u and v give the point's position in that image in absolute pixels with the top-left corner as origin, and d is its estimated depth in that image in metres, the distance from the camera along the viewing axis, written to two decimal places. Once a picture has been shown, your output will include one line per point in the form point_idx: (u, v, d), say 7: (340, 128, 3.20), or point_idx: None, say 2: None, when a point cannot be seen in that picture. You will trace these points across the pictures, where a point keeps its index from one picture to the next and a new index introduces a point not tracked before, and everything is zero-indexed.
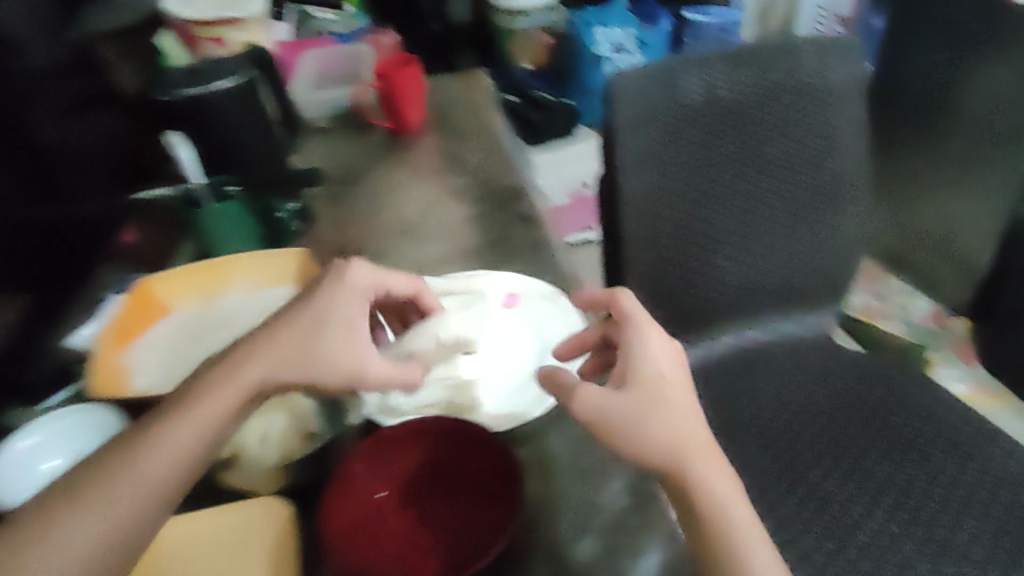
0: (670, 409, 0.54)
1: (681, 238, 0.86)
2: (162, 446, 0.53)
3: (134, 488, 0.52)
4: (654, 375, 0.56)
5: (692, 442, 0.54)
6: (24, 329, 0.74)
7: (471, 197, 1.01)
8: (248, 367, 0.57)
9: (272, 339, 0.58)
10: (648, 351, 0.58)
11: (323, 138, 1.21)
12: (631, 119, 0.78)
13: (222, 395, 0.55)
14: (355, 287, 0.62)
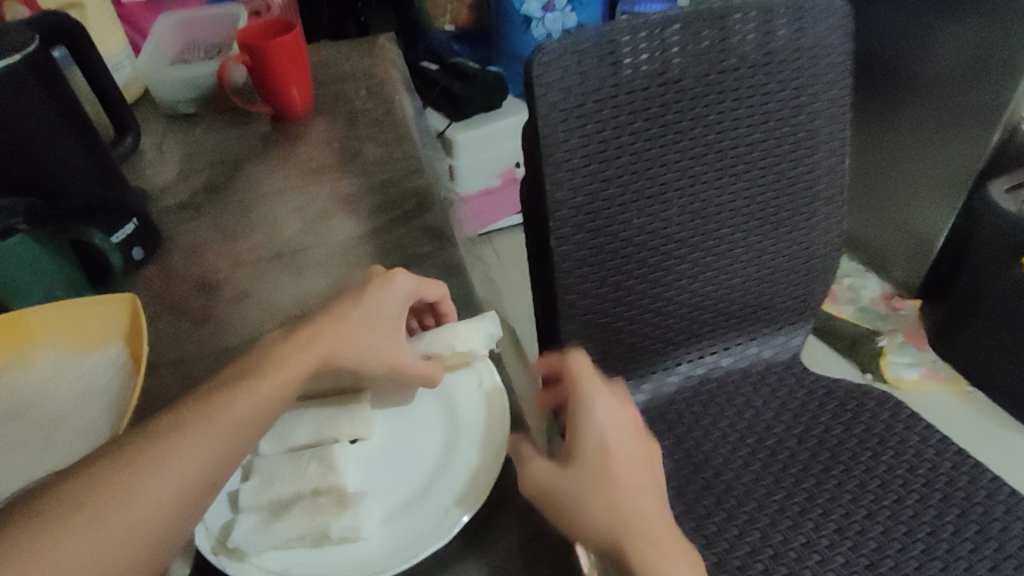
0: (624, 494, 0.44)
1: (625, 256, 0.69)
2: (223, 420, 0.42)
3: (195, 470, 0.39)
4: (605, 447, 0.46)
5: (649, 532, 0.44)
6: None
7: (369, 207, 0.81)
8: (311, 348, 0.48)
9: (322, 324, 0.50)
10: (601, 418, 0.47)
11: (189, 129, 0.98)
12: (560, 109, 0.60)
13: (281, 374, 0.46)
14: (403, 287, 0.55)
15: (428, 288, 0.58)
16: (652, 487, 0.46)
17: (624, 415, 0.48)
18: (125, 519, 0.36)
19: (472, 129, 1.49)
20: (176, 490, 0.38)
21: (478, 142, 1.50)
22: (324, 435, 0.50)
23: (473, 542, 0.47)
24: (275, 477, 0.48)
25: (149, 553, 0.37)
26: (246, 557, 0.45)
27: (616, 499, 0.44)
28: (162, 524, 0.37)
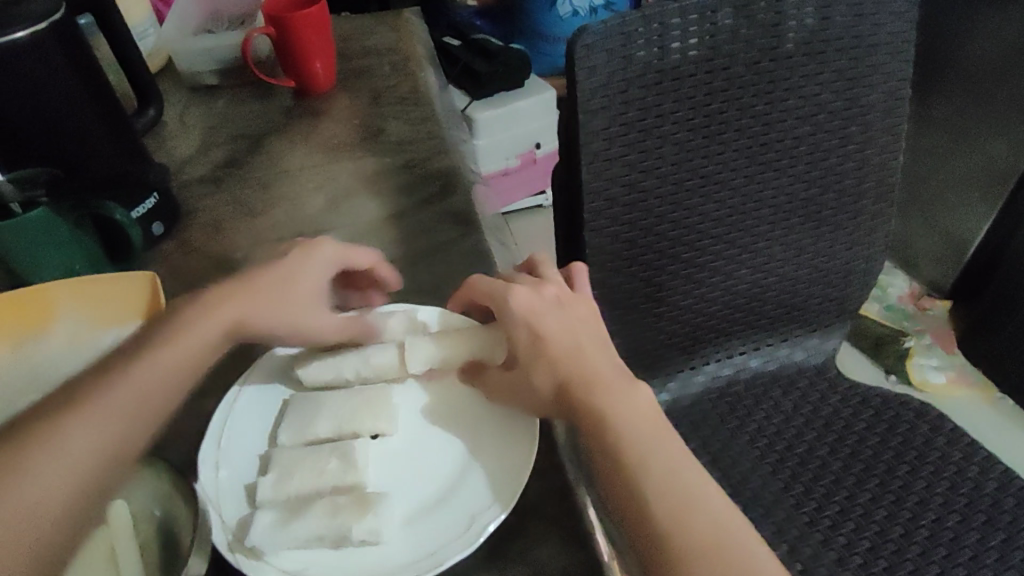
0: (560, 354, 0.49)
1: (658, 252, 0.67)
2: (127, 392, 0.44)
3: (94, 440, 0.41)
4: (532, 318, 0.51)
5: (596, 379, 0.48)
6: None
7: (393, 189, 0.78)
8: (220, 311, 0.50)
9: (234, 288, 0.52)
10: (525, 297, 0.51)
11: (209, 102, 0.95)
12: (601, 93, 0.57)
13: (189, 338, 0.48)
14: (326, 255, 0.56)
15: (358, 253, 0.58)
16: (588, 340, 0.50)
17: (547, 286, 0.53)
18: (34, 493, 0.39)
19: (496, 109, 1.45)
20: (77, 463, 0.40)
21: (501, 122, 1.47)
22: (345, 428, 0.49)
23: (501, 551, 0.45)
24: (294, 471, 0.47)
25: (55, 528, 0.39)
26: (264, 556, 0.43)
27: (557, 360, 0.49)
28: (67, 496, 0.39)
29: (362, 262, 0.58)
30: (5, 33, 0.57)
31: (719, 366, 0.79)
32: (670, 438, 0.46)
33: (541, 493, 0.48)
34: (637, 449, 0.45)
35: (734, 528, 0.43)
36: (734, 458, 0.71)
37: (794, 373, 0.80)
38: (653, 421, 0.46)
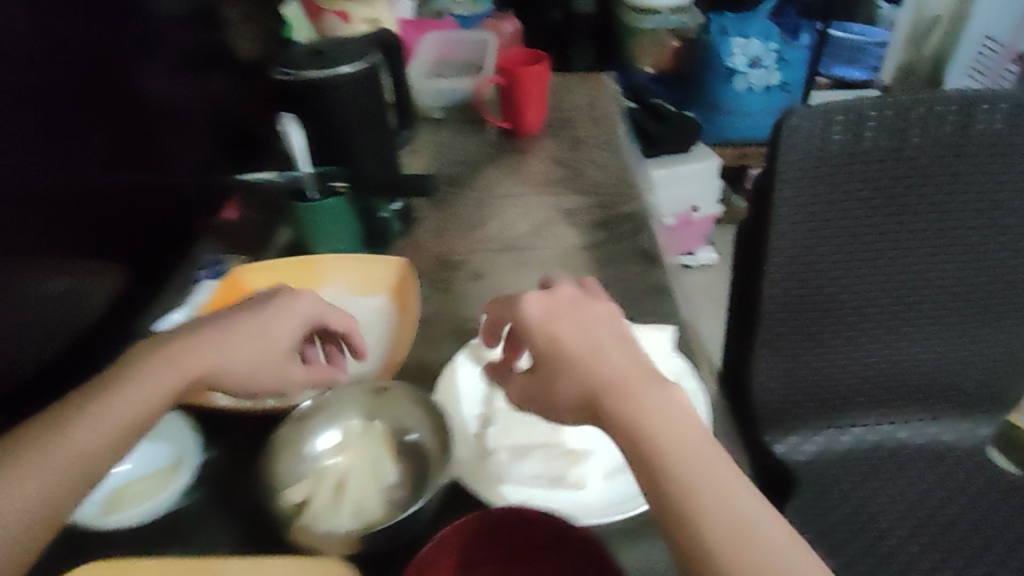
0: (576, 359, 0.47)
1: (827, 312, 0.74)
2: (102, 421, 0.48)
3: (33, 496, 0.45)
4: (548, 322, 0.49)
5: (624, 382, 0.45)
6: (114, 299, 0.74)
7: (588, 222, 0.91)
8: (185, 363, 0.53)
9: (189, 344, 0.54)
10: (538, 299, 0.50)
11: (435, 131, 1.14)
12: (797, 168, 0.67)
13: (142, 393, 0.51)
14: (298, 314, 0.59)
15: (333, 317, 0.62)
16: (609, 343, 0.48)
17: (562, 289, 0.51)
18: None
19: (665, 169, 1.58)
20: (46, 475, 0.45)
21: (669, 182, 1.60)
22: None
23: None
24: (512, 428, 0.59)
25: None
26: (494, 484, 0.55)
27: (563, 366, 0.47)
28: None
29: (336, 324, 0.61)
30: (339, 68, 0.78)
31: (864, 431, 0.84)
32: (707, 452, 0.42)
33: None
34: (671, 462, 0.42)
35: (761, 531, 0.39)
36: (871, 515, 0.76)
37: (940, 450, 0.83)
38: (702, 434, 0.43)
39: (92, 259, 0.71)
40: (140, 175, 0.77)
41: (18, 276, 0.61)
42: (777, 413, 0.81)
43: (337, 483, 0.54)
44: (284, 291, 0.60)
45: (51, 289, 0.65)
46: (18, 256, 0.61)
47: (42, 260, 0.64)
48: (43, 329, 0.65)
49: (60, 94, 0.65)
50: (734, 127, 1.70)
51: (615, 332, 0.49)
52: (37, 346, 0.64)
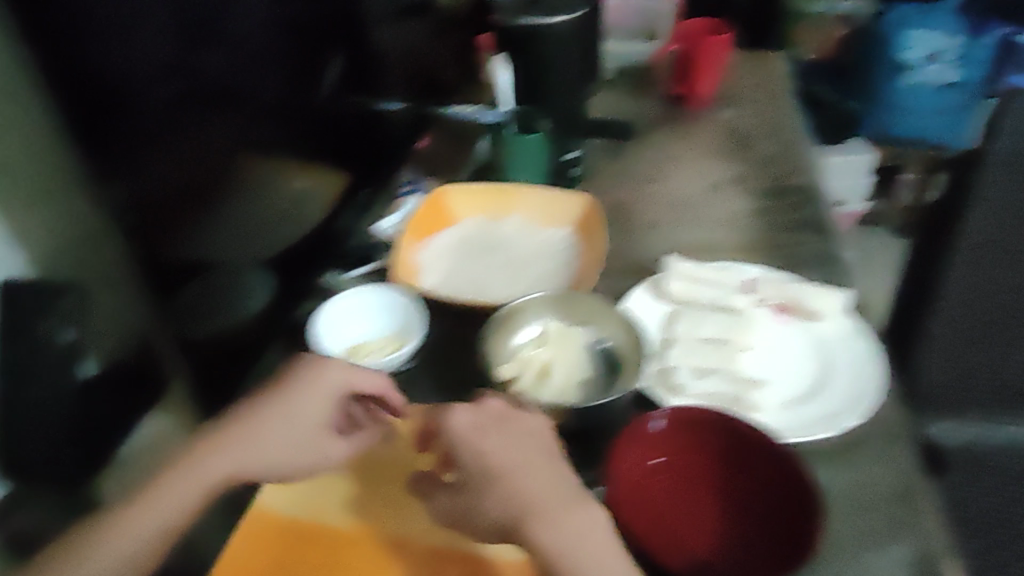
0: (500, 479, 0.51)
1: (1008, 300, 0.75)
2: (148, 510, 0.56)
3: (120, 559, 0.55)
4: (473, 447, 0.53)
5: (539, 507, 0.50)
6: (338, 203, 0.85)
7: (760, 190, 0.94)
8: (215, 459, 0.58)
9: (217, 447, 0.58)
10: (463, 415, 0.55)
11: (609, 90, 1.20)
12: (1003, 156, 0.69)
13: (175, 499, 0.57)
14: (325, 390, 0.59)
15: (358, 378, 0.59)
16: (533, 457, 0.52)
17: (489, 400, 0.55)
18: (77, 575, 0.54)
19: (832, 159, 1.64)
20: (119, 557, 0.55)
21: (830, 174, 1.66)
22: (725, 335, 0.68)
23: (845, 457, 0.59)
24: (692, 352, 0.65)
25: None
26: (678, 395, 0.62)
27: (485, 490, 0.52)
28: None
29: (368, 387, 0.59)
30: (546, 19, 0.82)
31: None
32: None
33: (880, 433, 0.61)
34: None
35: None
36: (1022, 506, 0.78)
37: None
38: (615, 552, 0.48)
39: (327, 163, 0.81)
40: (366, 98, 0.87)
41: (270, 174, 0.71)
42: (934, 393, 0.83)
43: (541, 370, 0.64)
44: (307, 364, 0.60)
45: (296, 184, 0.76)
46: (275, 153, 0.71)
47: (293, 162, 0.74)
48: (290, 218, 0.76)
49: (314, 24, 0.74)
50: (898, 123, 1.64)
51: (540, 441, 0.53)
52: (284, 230, 0.75)
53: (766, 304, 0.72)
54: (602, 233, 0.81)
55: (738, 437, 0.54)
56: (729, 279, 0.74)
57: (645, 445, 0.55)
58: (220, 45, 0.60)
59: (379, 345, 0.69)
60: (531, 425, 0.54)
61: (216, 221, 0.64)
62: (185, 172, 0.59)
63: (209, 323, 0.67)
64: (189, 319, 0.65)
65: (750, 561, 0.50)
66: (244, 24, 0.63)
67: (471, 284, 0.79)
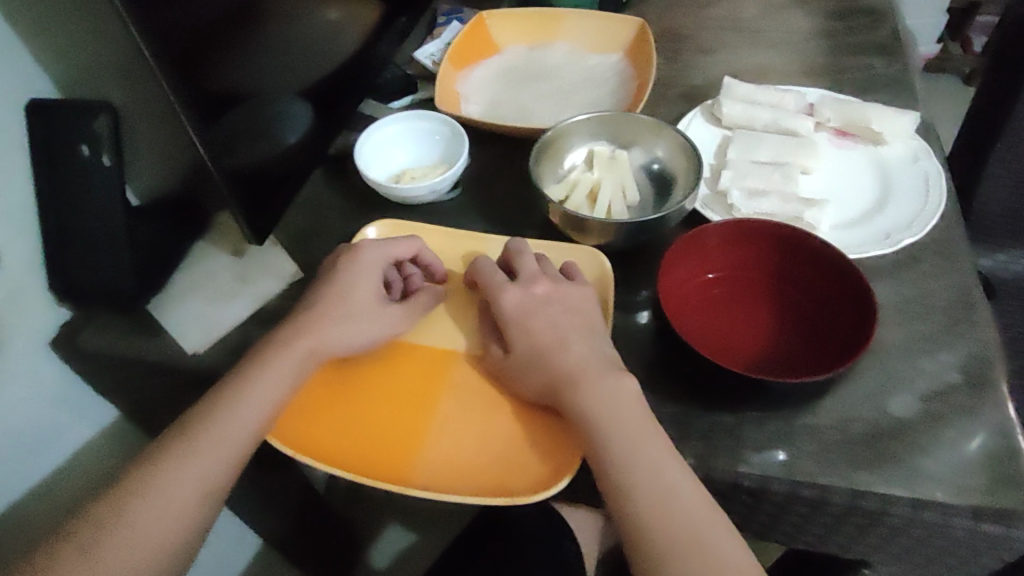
0: (547, 349, 0.51)
1: None
2: (208, 441, 0.49)
3: (199, 487, 0.48)
4: (521, 314, 0.53)
5: (582, 371, 0.50)
6: (374, 32, 0.81)
7: (825, 12, 0.87)
8: (288, 354, 0.52)
9: (281, 345, 0.53)
10: (515, 294, 0.54)
11: None
12: None
13: (247, 407, 0.50)
14: (374, 268, 0.57)
15: (398, 250, 0.59)
16: (575, 336, 0.52)
17: (538, 281, 0.55)
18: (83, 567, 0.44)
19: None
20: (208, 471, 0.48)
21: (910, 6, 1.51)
22: (781, 158, 0.65)
23: (900, 271, 0.59)
24: (747, 173, 0.64)
25: None
26: (733, 214, 0.62)
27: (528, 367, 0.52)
28: None
29: (404, 250, 0.59)
30: None
31: None
32: (656, 442, 0.48)
33: (937, 249, 0.60)
34: (623, 458, 0.47)
35: (683, 493, 0.46)
36: None
37: None
38: (645, 418, 0.49)
39: None
40: None
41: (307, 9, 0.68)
42: (993, 228, 0.81)
43: (590, 192, 0.63)
44: (347, 248, 0.59)
45: (328, 17, 0.72)
46: None
47: None
48: (323, 53, 0.73)
49: None
50: None
51: (580, 317, 0.54)
52: (318, 65, 0.72)
53: (826, 131, 0.69)
54: (653, 57, 0.77)
55: (790, 243, 0.54)
56: (788, 103, 0.71)
57: (700, 256, 0.56)
58: None
59: (424, 170, 0.68)
60: (573, 297, 0.55)
61: (249, 54, 0.62)
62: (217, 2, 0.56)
63: (256, 149, 0.65)
64: (241, 147, 0.63)
65: (805, 354, 0.52)
66: None
67: (516, 110, 0.76)
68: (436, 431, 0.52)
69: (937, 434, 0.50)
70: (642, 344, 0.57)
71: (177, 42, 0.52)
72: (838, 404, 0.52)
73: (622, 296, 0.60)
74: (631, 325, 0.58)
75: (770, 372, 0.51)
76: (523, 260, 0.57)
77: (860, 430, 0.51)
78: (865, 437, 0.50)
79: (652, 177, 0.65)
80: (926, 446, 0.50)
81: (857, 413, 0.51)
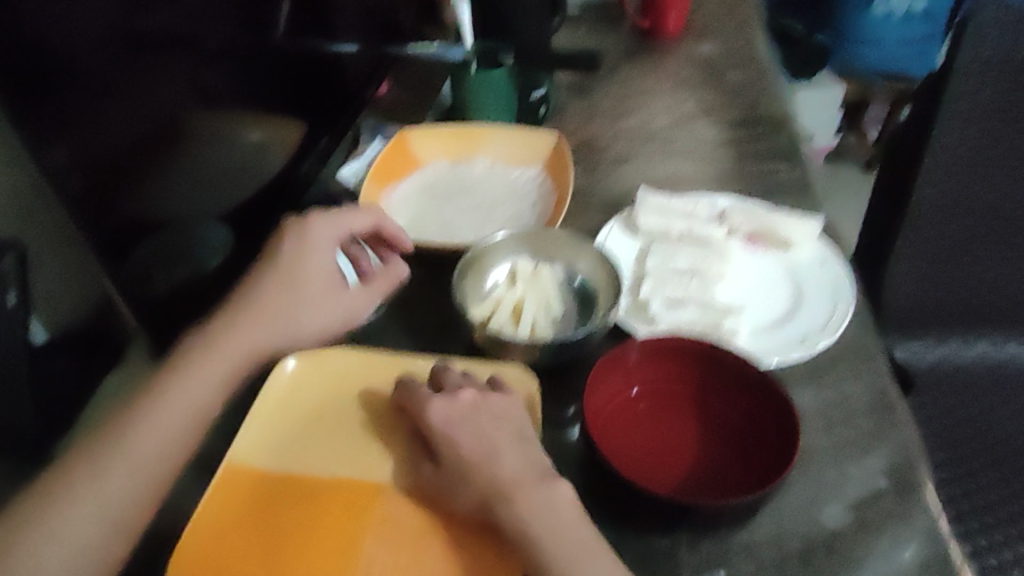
0: (475, 466, 0.49)
1: (966, 220, 0.77)
2: (131, 453, 0.51)
3: (129, 485, 0.50)
4: (447, 428, 0.51)
5: (513, 484, 0.48)
6: (296, 151, 0.81)
7: (730, 121, 0.92)
8: (213, 349, 0.56)
9: (205, 341, 0.57)
10: (440, 406, 0.52)
11: (574, 26, 1.16)
12: (974, 69, 0.69)
13: (173, 411, 0.53)
14: (319, 237, 0.63)
15: (357, 222, 0.65)
16: (506, 444, 0.50)
17: (465, 388, 0.53)
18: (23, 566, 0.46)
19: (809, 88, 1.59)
20: (117, 493, 0.50)
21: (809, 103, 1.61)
22: (699, 266, 0.67)
23: (818, 375, 0.60)
24: (666, 282, 0.65)
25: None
26: (655, 326, 0.62)
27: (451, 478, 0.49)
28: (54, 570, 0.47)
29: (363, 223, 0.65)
30: None
31: (983, 350, 0.87)
32: (598, 550, 0.46)
33: (851, 351, 0.62)
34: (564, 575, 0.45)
35: None
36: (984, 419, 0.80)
37: None
38: (585, 528, 0.47)
39: (284, 113, 0.78)
40: (318, 40, 0.82)
41: (227, 128, 0.68)
42: (902, 316, 0.85)
43: (514, 309, 0.63)
44: (295, 222, 0.63)
45: (253, 138, 0.73)
46: (229, 107, 0.68)
47: (248, 112, 0.71)
48: (249, 173, 0.73)
49: None
50: (864, 56, 1.66)
51: (507, 424, 0.52)
52: (244, 181, 0.72)
53: (738, 236, 0.72)
54: (571, 170, 0.80)
55: (712, 359, 0.55)
56: (702, 210, 0.73)
57: (624, 371, 0.55)
58: None
59: (345, 293, 0.66)
60: (504, 404, 0.53)
61: (170, 179, 0.61)
62: (134, 127, 0.56)
63: (174, 275, 0.64)
64: (151, 273, 0.61)
65: (735, 473, 0.51)
66: None
67: (441, 227, 0.76)
68: (370, 544, 0.49)
69: (870, 546, 0.49)
70: (571, 468, 0.55)
71: (82, 171, 0.51)
72: (771, 519, 0.51)
73: (551, 416, 0.59)
74: (562, 448, 0.56)
75: (702, 495, 0.50)
76: (448, 377, 0.55)
77: (795, 548, 0.49)
78: (799, 553, 0.49)
79: (576, 289, 0.65)
80: (860, 559, 0.49)
81: (790, 528, 0.50)
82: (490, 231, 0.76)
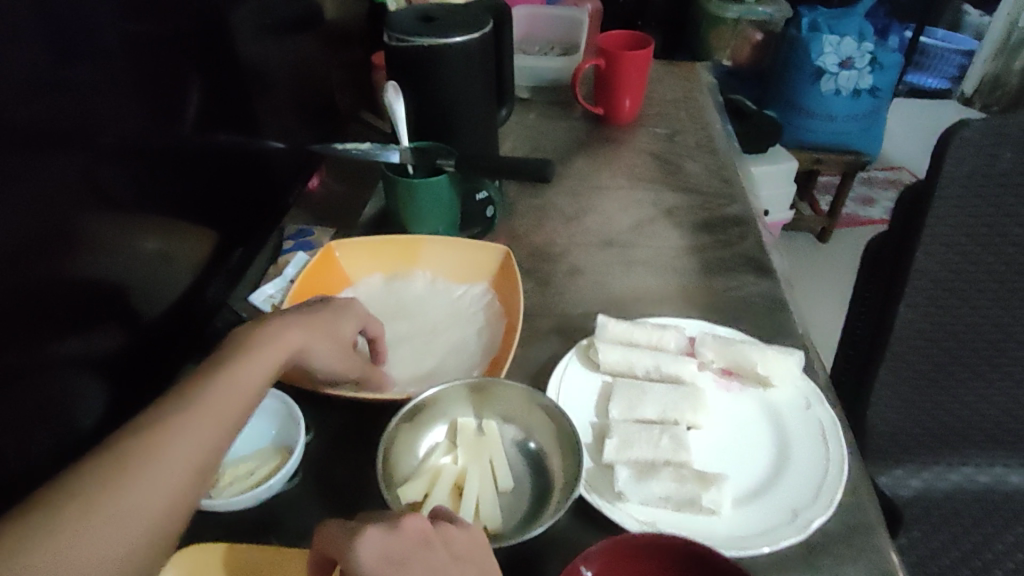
0: None
1: (952, 344, 0.71)
2: (156, 476, 0.40)
3: (153, 511, 0.39)
4: (388, 572, 0.37)
5: None
6: (205, 266, 0.68)
7: (691, 223, 0.85)
8: (236, 376, 0.47)
9: (221, 388, 0.46)
10: (376, 541, 0.38)
11: (522, 112, 1.08)
12: (957, 188, 0.63)
13: (179, 457, 0.42)
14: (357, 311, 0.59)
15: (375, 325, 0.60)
16: None
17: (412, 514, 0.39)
18: None
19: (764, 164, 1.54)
20: (141, 525, 0.39)
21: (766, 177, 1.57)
22: (668, 416, 0.58)
23: (815, 562, 0.51)
24: (633, 440, 0.55)
25: None
26: (619, 501, 0.52)
27: None
28: None
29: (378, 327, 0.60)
30: (447, 39, 0.72)
31: (969, 474, 0.80)
32: None
33: (846, 524, 0.53)
34: None
35: None
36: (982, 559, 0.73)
37: None
38: None
39: (192, 219, 0.64)
40: (236, 136, 0.70)
41: (133, 238, 0.56)
42: (886, 442, 0.77)
43: (453, 484, 0.52)
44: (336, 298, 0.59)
45: (152, 249, 0.59)
46: (135, 215, 0.56)
47: (156, 220, 0.59)
48: (145, 292, 0.58)
49: (167, 45, 0.58)
50: (815, 130, 1.65)
51: (469, 567, 0.40)
52: (146, 305, 0.59)
53: (710, 372, 0.63)
54: (522, 288, 0.70)
55: (685, 559, 0.45)
56: (668, 341, 0.65)
57: None
58: (67, 82, 0.48)
59: (247, 467, 0.54)
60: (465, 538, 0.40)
61: (36, 307, 0.47)
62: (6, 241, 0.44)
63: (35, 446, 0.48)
64: None
65: None
66: (78, 59, 0.49)
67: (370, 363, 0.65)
68: None
69: None
70: None
71: None
72: None
73: None
74: None
75: None
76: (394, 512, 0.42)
77: None
78: None
79: (529, 458, 0.56)
80: None
81: None
82: (429, 368, 0.65)
